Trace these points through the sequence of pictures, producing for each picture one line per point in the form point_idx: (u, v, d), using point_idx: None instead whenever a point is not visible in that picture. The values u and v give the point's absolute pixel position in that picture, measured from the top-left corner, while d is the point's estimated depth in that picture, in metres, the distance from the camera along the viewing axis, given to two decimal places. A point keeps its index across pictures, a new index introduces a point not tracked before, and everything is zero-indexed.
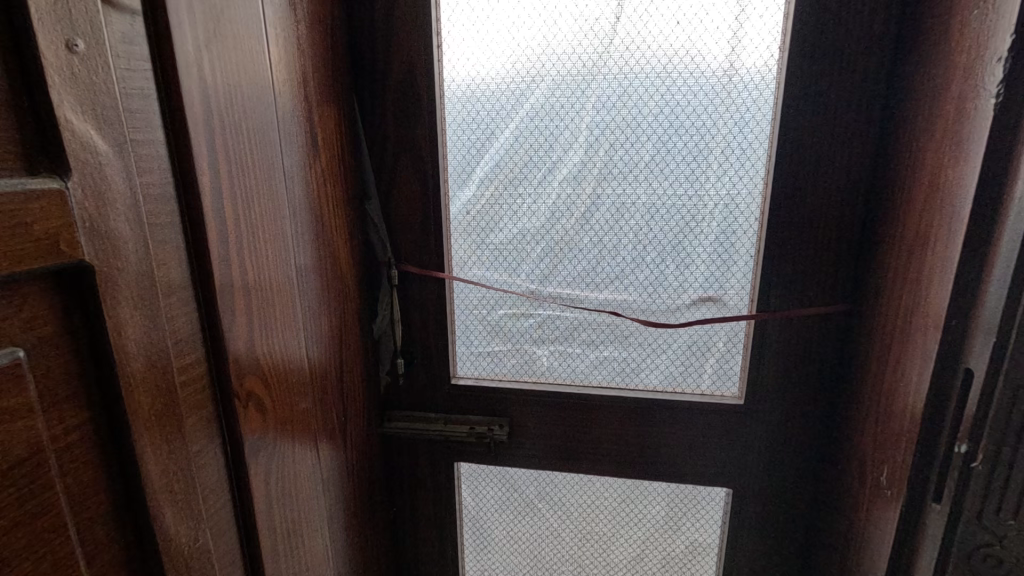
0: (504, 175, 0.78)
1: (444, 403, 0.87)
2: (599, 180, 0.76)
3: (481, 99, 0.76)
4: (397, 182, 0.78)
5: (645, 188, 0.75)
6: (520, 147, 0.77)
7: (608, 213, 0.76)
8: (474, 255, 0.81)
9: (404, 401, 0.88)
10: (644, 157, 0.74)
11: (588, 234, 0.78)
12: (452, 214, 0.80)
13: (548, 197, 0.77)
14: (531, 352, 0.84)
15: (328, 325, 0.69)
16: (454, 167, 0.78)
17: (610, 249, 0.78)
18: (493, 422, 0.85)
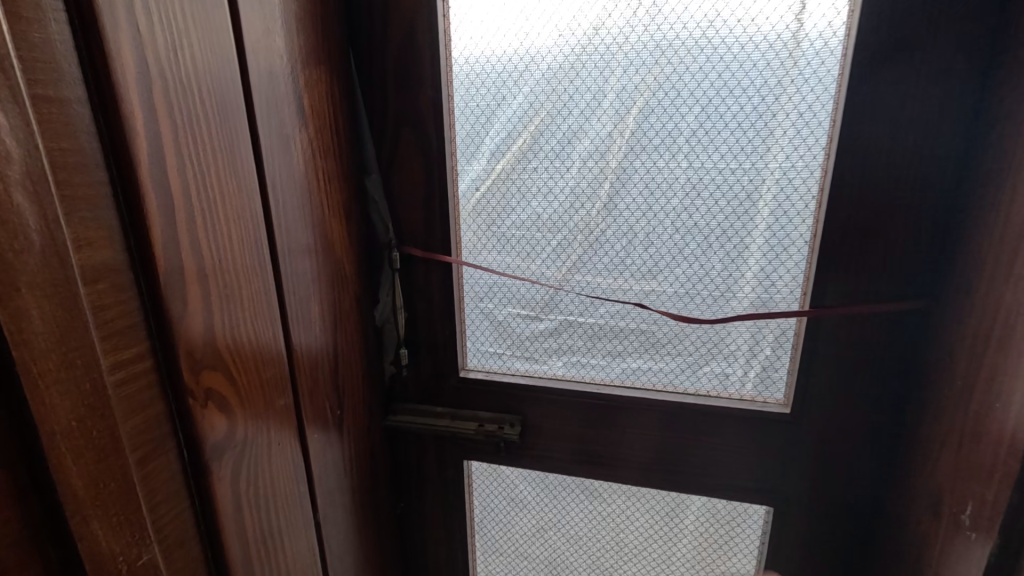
0: (518, 147, 0.69)
1: (452, 397, 0.80)
2: (626, 153, 0.66)
3: (492, 59, 0.67)
4: (400, 156, 0.71)
5: (682, 162, 0.64)
6: (536, 115, 0.67)
7: (637, 191, 0.67)
8: (485, 238, 0.74)
9: (410, 393, 0.82)
10: (680, 125, 0.63)
11: (614, 216, 0.68)
12: (462, 191, 0.72)
13: (567, 172, 0.68)
14: (547, 346, 0.75)
15: (322, 313, 0.63)
16: (463, 137, 0.70)
17: (639, 234, 0.68)
18: (504, 419, 0.78)
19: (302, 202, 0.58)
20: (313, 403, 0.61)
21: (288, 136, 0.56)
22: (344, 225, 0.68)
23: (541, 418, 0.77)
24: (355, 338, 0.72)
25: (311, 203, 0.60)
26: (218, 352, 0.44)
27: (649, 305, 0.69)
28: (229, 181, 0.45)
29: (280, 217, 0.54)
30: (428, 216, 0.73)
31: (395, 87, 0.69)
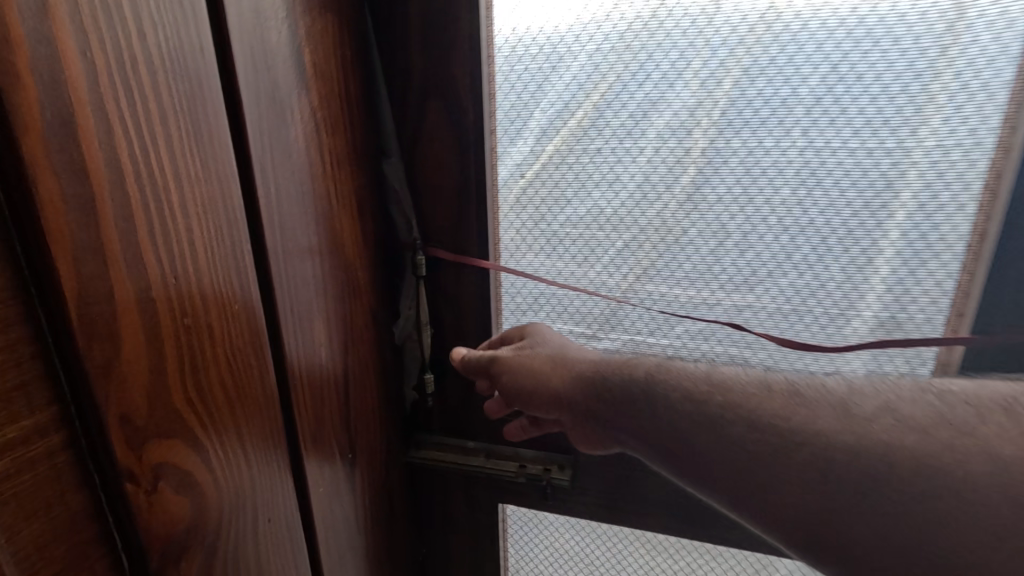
0: (576, 122, 0.54)
1: (486, 431, 0.67)
2: (721, 130, 0.51)
3: (545, 8, 0.52)
4: (428, 136, 0.57)
5: (796, 142, 0.49)
6: (602, 80, 0.52)
7: (733, 178, 0.52)
8: (530, 236, 0.59)
9: (435, 424, 0.68)
10: (796, 92, 0.48)
11: (700, 210, 0.53)
12: (502, 179, 0.58)
13: (640, 154, 0.53)
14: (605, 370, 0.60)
15: (327, 335, 0.50)
16: (505, 111, 0.56)
17: (732, 234, 0.53)
18: (548, 459, 0.65)
19: (302, 192, 0.44)
20: (312, 453, 0.48)
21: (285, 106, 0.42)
22: (359, 221, 0.54)
23: (593, 459, 0.64)
24: (371, 361, 0.58)
25: (314, 194, 0.46)
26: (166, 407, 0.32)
27: (745, 324, 0.55)
28: (179, 167, 0.32)
29: (273, 214, 0.40)
30: (460, 214, 0.59)
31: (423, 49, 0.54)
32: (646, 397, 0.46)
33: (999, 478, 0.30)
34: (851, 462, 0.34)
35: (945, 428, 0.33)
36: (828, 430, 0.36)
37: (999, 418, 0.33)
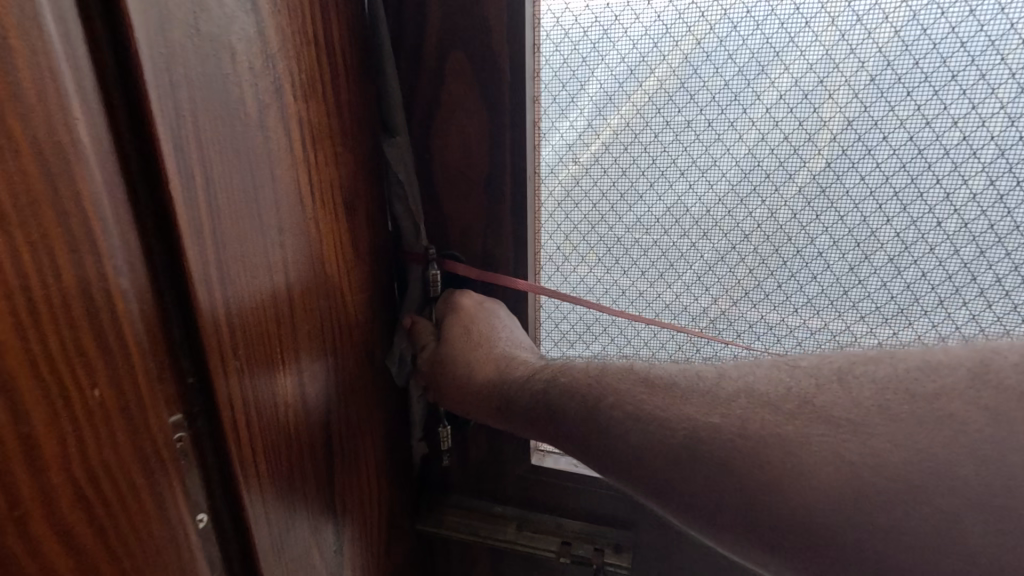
0: (657, 84, 0.38)
1: (518, 491, 0.52)
2: (882, 90, 0.34)
3: None
4: (450, 109, 0.42)
5: (1000, 107, 0.33)
6: (700, 20, 0.37)
7: (894, 163, 0.36)
8: (583, 247, 0.44)
9: (453, 483, 0.54)
10: (1014, 30, 0.31)
11: (837, 210, 0.38)
12: (547, 165, 0.43)
13: (750, 130, 0.38)
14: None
15: (301, 387, 0.35)
16: (555, 70, 0.40)
17: (884, 244, 0.37)
18: (599, 536, 0.49)
19: (257, 187, 0.29)
20: (281, 551, 0.34)
21: (231, 49, 0.27)
22: (354, 223, 0.39)
23: (657, 539, 0.48)
24: (373, 411, 0.44)
25: (280, 187, 0.31)
26: (33, 542, 0.21)
27: None
28: (8, 147, 0.19)
29: (203, 220, 0.26)
30: (490, 216, 0.44)
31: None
32: (542, 396, 0.38)
33: (872, 397, 0.27)
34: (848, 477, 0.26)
35: (790, 399, 0.29)
36: (693, 417, 0.31)
37: (840, 386, 0.28)
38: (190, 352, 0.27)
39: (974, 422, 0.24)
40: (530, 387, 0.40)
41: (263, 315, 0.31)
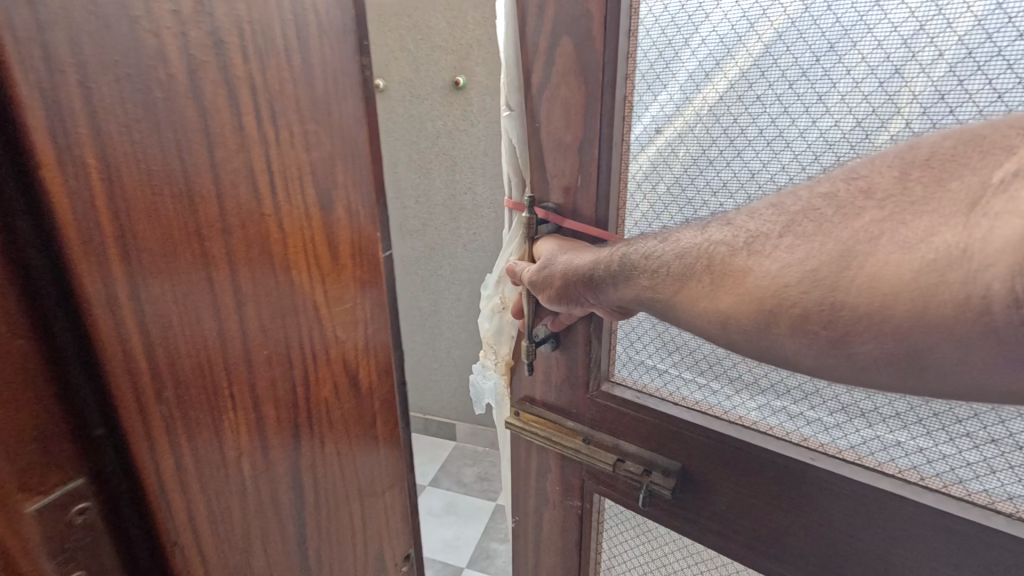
0: (703, 106, 0.71)
1: (588, 420, 0.95)
2: (843, 60, 0.61)
3: (676, 21, 0.70)
4: (563, 100, 0.77)
5: (912, 59, 0.57)
6: (726, 71, 0.68)
7: (855, 96, 0.61)
8: (653, 179, 0.77)
9: (550, 405, 1.00)
10: (912, 22, 0.56)
11: (828, 120, 0.63)
12: (634, 158, 0.77)
13: (764, 124, 0.67)
14: (710, 383, 0.82)
15: (250, 387, 0.39)
16: (642, 102, 0.75)
17: (858, 142, 0.62)
18: (646, 463, 0.88)
19: (198, 208, 0.33)
20: (208, 499, 0.37)
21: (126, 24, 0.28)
22: (345, 268, 0.44)
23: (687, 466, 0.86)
24: (337, 375, 0.46)
25: (195, 155, 0.33)
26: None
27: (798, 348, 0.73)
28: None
29: (90, 193, 0.28)
30: (585, 169, 0.79)
31: (556, 35, 0.75)
32: (618, 262, 0.64)
33: (769, 241, 0.50)
34: (735, 252, 0.52)
35: (726, 239, 0.53)
36: (668, 260, 0.58)
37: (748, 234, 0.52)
38: (67, 313, 0.29)
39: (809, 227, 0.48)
40: (613, 263, 0.65)
41: (183, 275, 0.33)
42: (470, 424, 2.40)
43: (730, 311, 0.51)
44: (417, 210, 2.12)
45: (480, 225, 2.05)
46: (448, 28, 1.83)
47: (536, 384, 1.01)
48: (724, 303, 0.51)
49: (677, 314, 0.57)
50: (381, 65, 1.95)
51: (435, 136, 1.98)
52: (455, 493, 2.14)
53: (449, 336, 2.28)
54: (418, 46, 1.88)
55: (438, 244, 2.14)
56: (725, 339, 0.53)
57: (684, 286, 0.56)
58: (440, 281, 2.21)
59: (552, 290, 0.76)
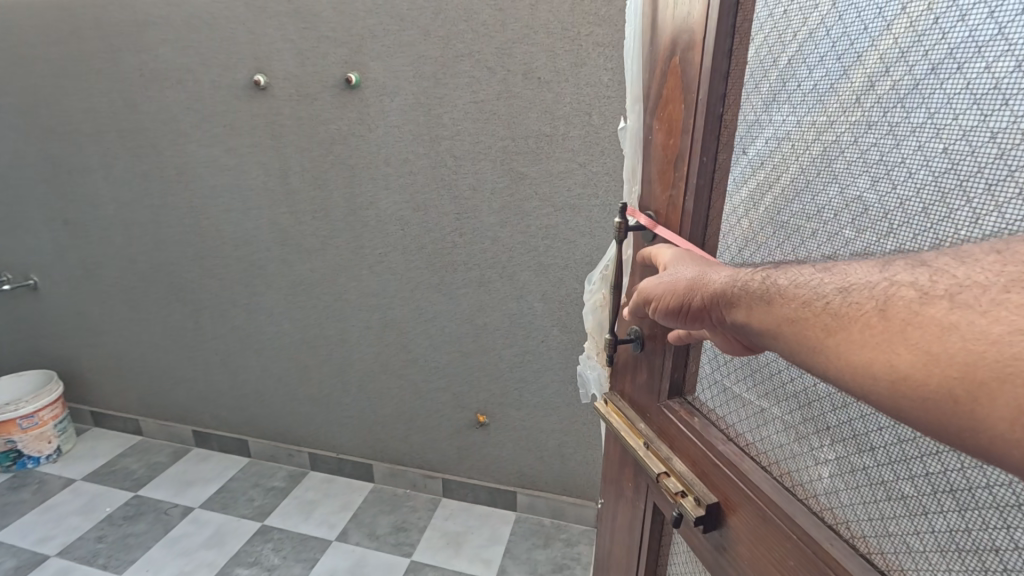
0: (799, 139, 0.51)
1: (652, 415, 0.72)
2: (949, 96, 0.38)
3: (800, 20, 0.50)
4: (665, 115, 0.64)
5: (994, 85, 0.35)
6: (828, 97, 0.48)
7: (929, 129, 0.39)
8: (757, 202, 0.56)
9: (627, 394, 0.80)
10: (1002, 36, 0.35)
11: (917, 181, 0.41)
12: (733, 187, 0.58)
13: (849, 176, 0.46)
14: (769, 412, 0.58)
15: None
16: (742, 123, 0.56)
17: (921, 188, 0.40)
18: (688, 486, 0.62)
19: None
20: None
21: None
22: None
23: (726, 506, 0.58)
24: None
25: None
26: None
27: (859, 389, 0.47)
28: None
29: None
30: (676, 189, 0.62)
31: (670, 47, 0.62)
32: (762, 275, 0.41)
33: (946, 285, 0.29)
34: (875, 280, 0.33)
35: (882, 266, 0.34)
36: (812, 271, 0.38)
37: (909, 271, 0.32)
38: None
39: (1011, 286, 0.27)
40: (749, 277, 0.42)
41: None
42: (389, 464, 2.12)
43: (908, 372, 0.29)
44: (315, 226, 1.83)
45: (387, 244, 1.78)
46: (338, 17, 1.56)
47: (623, 371, 0.80)
48: (900, 359, 0.30)
49: (827, 366, 0.35)
50: (263, 58, 1.66)
51: (330, 143, 1.70)
52: (365, 549, 1.86)
53: (361, 367, 2.00)
54: (305, 37, 1.60)
55: (342, 265, 1.86)
56: (890, 409, 0.32)
57: (837, 329, 0.33)
58: (347, 307, 1.91)
59: (659, 291, 0.51)
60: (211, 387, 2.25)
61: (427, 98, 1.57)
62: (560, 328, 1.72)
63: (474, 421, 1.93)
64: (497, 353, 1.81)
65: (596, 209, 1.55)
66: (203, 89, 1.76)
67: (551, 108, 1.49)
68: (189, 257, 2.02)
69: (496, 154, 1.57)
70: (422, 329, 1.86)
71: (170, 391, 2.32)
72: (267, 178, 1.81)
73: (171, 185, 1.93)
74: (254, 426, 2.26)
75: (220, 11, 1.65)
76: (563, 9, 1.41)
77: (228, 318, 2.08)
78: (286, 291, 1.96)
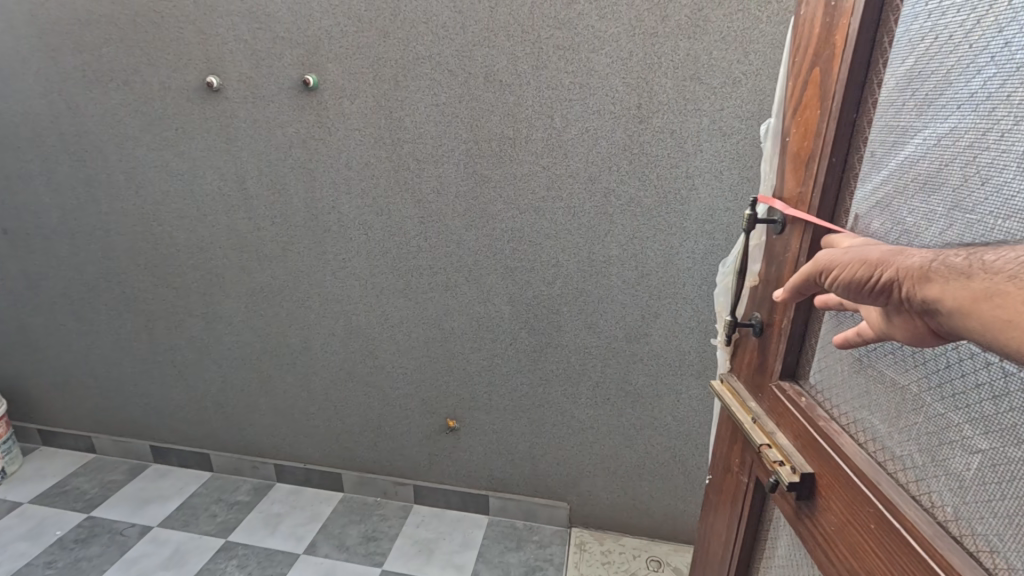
0: (954, 144, 0.46)
1: (763, 396, 0.70)
2: None
3: (954, 25, 0.46)
4: (802, 118, 0.63)
5: None
6: (985, 98, 0.43)
7: None
8: (892, 203, 0.52)
9: (742, 376, 0.77)
10: None
11: None
12: (874, 188, 0.54)
13: (1013, 183, 0.40)
14: (882, 377, 0.54)
15: None
16: (886, 131, 0.53)
17: None
18: (786, 456, 0.61)
19: None
20: None
21: None
22: None
23: (824, 481, 0.56)
24: None
25: None
26: None
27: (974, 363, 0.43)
28: None
29: None
30: (805, 186, 0.61)
31: (813, 55, 0.62)
32: (973, 250, 0.36)
33: None
34: None
35: None
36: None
37: None
38: None
39: None
40: (950, 253, 0.37)
41: None
42: (357, 473, 2.08)
43: None
44: (274, 232, 1.78)
45: (350, 249, 1.75)
46: (292, 17, 1.52)
47: (741, 353, 0.78)
48: None
49: None
50: (214, 58, 1.61)
51: (288, 146, 1.66)
52: (333, 562, 1.82)
53: (326, 375, 1.95)
54: (258, 37, 1.56)
55: (304, 272, 1.81)
56: None
57: None
58: (310, 314, 1.87)
59: (841, 258, 0.44)
60: (169, 401, 2.16)
61: (388, 100, 1.55)
62: (528, 331, 1.72)
63: (444, 426, 1.91)
64: (464, 357, 1.80)
65: (560, 211, 1.56)
66: (151, 89, 1.69)
67: (513, 111, 1.49)
68: (141, 266, 1.94)
69: (459, 156, 1.56)
70: (388, 335, 1.83)
71: (124, 406, 2.22)
72: (222, 183, 1.75)
73: (119, 191, 1.84)
74: (216, 439, 2.18)
75: (167, 10, 1.59)
76: (522, 12, 1.41)
77: (185, 328, 2.00)
78: (246, 299, 1.90)
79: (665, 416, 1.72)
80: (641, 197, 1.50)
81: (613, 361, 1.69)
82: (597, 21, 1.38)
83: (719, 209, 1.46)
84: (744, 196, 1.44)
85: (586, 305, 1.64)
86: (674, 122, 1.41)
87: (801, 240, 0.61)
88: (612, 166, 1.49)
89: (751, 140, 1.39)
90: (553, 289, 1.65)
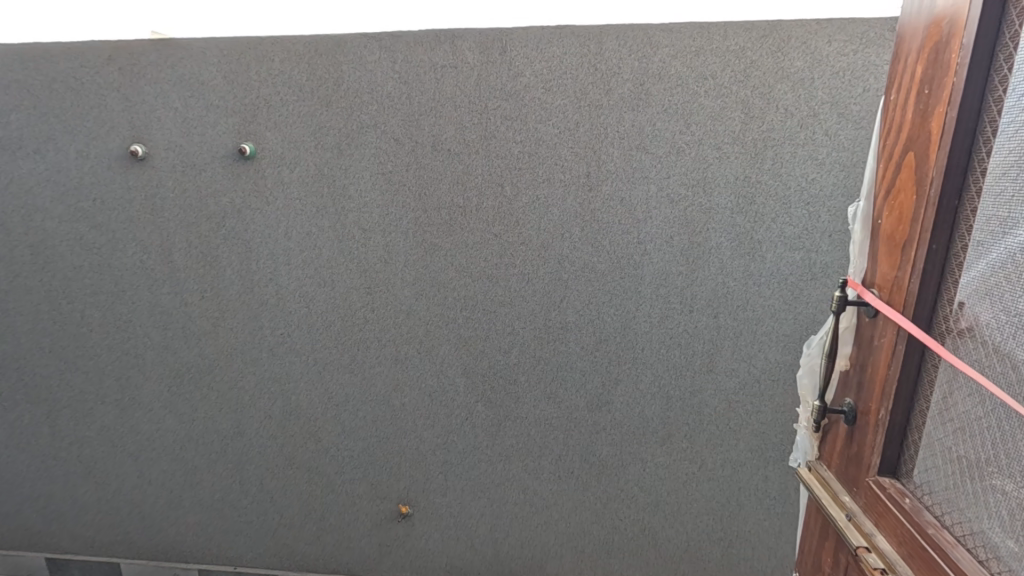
0: None
1: (857, 492, 0.64)
2: None
3: None
4: (895, 201, 0.60)
5: None
6: None
7: None
8: (1003, 294, 0.49)
9: (830, 465, 0.70)
10: None
11: None
12: (981, 275, 0.51)
13: None
14: (998, 485, 0.50)
15: None
16: (992, 217, 0.50)
17: None
18: (888, 563, 0.55)
19: None
20: None
21: None
22: None
23: None
24: None
25: None
26: None
27: None
28: None
29: None
30: (901, 272, 0.58)
31: (906, 141, 0.59)
32: None
33: None
34: None
35: None
36: None
37: None
38: None
39: None
40: None
41: None
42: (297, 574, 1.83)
43: None
44: (203, 308, 1.63)
45: (289, 322, 1.62)
46: (228, 87, 1.46)
47: (829, 441, 0.71)
48: None
49: None
50: (141, 126, 1.51)
51: (222, 216, 1.55)
52: None
53: (261, 463, 1.75)
54: (190, 105, 1.48)
55: (238, 348, 1.65)
56: None
57: None
58: (244, 396, 1.69)
59: None
60: (74, 503, 1.87)
61: (331, 169, 1.49)
62: (485, 404, 1.62)
63: (397, 512, 1.74)
64: (417, 435, 1.66)
65: (514, 277, 1.51)
66: (65, 158, 1.55)
67: (462, 179, 1.46)
68: (45, 349, 1.72)
69: (407, 225, 1.50)
70: (333, 414, 1.68)
71: (15, 512, 1.90)
72: (144, 256, 1.60)
73: (21, 266, 1.65)
74: (130, 544, 1.89)
75: (88, 77, 1.49)
76: (468, 84, 1.41)
77: (96, 417, 1.77)
78: (170, 381, 1.70)
79: (633, 487, 1.63)
80: (594, 262, 1.48)
81: (576, 432, 1.61)
82: (543, 93, 1.40)
83: (672, 273, 1.46)
84: (694, 260, 1.45)
85: (545, 373, 1.57)
86: (623, 190, 1.43)
87: (898, 325, 0.58)
88: (564, 233, 1.47)
89: (698, 207, 1.41)
90: (509, 357, 1.57)
